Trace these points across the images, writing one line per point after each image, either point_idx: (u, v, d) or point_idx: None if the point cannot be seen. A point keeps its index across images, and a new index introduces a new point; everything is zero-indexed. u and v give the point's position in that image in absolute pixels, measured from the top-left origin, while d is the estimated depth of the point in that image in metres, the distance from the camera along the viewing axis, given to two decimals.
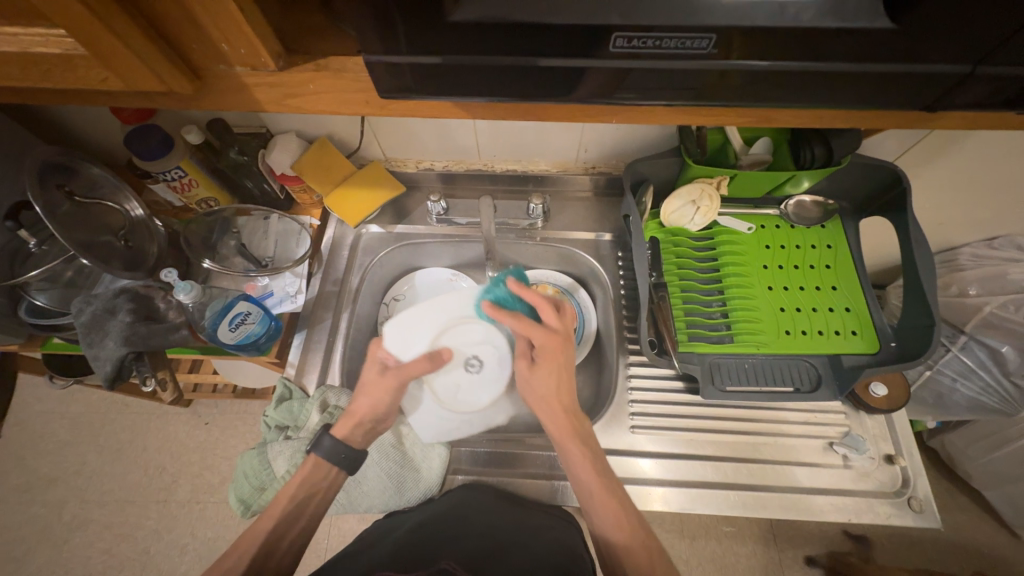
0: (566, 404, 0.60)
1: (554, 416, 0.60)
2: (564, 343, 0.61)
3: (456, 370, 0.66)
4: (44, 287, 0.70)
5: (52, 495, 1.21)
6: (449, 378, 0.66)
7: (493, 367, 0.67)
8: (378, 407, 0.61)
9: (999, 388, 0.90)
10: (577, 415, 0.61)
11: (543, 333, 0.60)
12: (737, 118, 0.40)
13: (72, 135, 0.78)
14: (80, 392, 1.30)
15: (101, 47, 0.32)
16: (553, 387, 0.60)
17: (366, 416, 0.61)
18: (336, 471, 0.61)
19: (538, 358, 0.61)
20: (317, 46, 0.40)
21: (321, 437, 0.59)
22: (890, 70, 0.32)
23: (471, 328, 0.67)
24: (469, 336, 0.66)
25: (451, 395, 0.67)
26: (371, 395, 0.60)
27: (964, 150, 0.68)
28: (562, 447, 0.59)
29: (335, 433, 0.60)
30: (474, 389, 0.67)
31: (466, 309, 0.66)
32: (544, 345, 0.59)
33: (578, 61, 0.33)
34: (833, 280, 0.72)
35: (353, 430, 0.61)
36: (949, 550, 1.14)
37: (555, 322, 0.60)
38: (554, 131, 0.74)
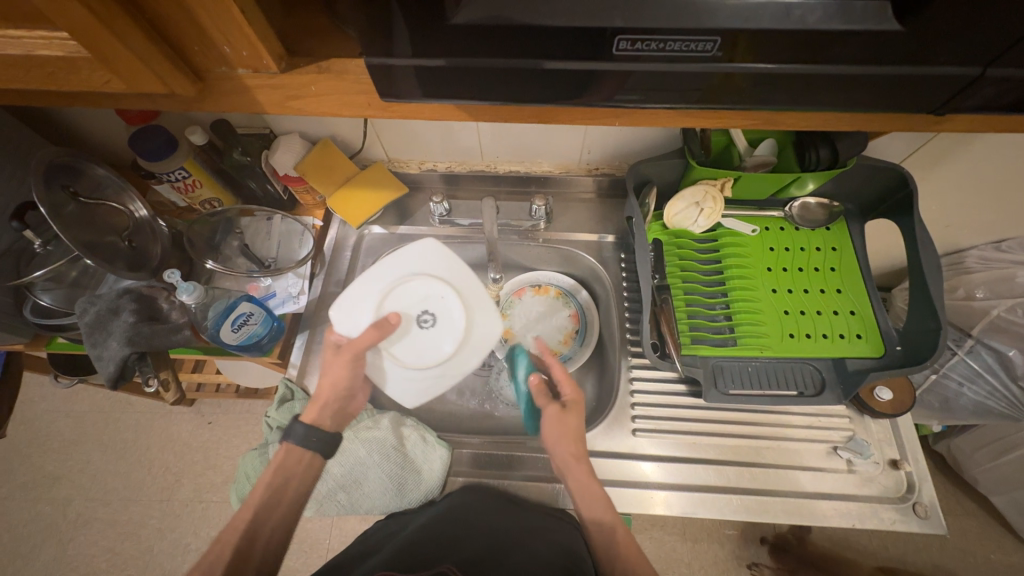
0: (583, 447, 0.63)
1: (575, 458, 0.62)
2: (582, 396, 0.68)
3: (410, 327, 0.66)
4: (50, 286, 0.70)
5: (57, 493, 1.22)
6: (406, 338, 0.66)
7: (448, 314, 0.67)
8: (340, 382, 0.64)
9: (1006, 393, 0.89)
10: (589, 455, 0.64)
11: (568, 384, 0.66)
12: (740, 121, 0.40)
13: (78, 136, 0.79)
14: (86, 391, 1.31)
15: (103, 50, 0.32)
16: (577, 433, 0.63)
17: (331, 396, 0.64)
18: (311, 455, 0.62)
19: (568, 406, 0.64)
20: (319, 48, 0.39)
21: (293, 424, 0.61)
22: (896, 73, 0.32)
23: (413, 283, 0.67)
24: (414, 292, 0.67)
25: (412, 355, 0.66)
26: (331, 372, 0.63)
27: (972, 152, 0.68)
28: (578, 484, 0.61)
29: (305, 418, 0.62)
30: (436, 343, 0.66)
31: (401, 269, 0.68)
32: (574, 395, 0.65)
33: (580, 63, 0.33)
34: (838, 283, 0.71)
35: (322, 412, 0.63)
36: (954, 556, 1.13)
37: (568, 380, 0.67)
38: (557, 133, 0.74)
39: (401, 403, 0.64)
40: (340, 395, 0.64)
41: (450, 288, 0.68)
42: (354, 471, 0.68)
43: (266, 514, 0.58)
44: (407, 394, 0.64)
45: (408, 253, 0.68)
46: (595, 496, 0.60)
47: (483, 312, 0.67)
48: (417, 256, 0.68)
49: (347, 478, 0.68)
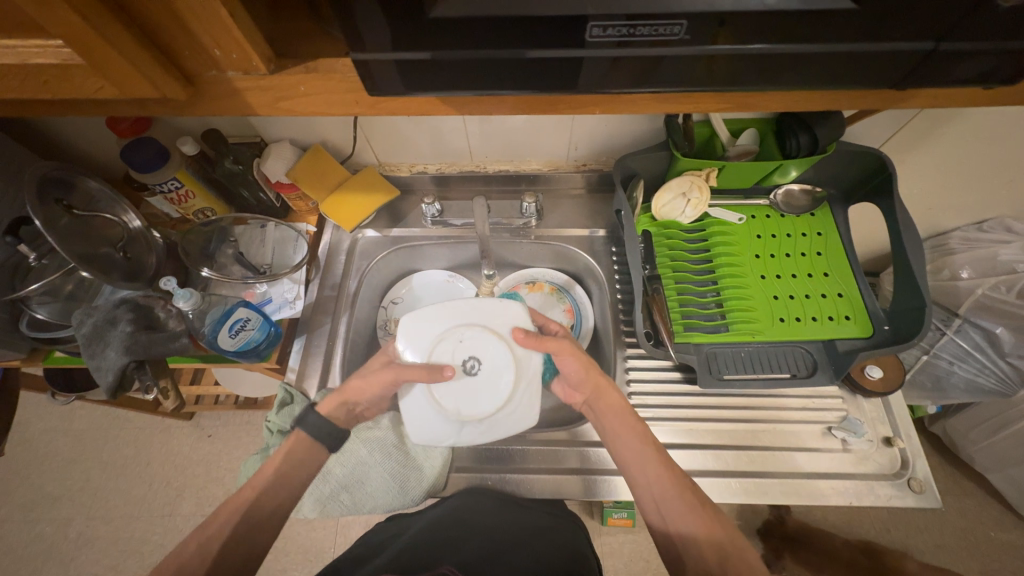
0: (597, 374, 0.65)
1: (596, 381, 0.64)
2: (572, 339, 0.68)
3: (463, 386, 0.61)
4: (45, 300, 0.70)
5: (56, 513, 1.20)
6: (466, 396, 0.61)
7: (487, 340, 0.62)
8: (367, 390, 0.63)
9: (995, 369, 0.91)
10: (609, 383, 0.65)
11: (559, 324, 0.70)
12: (715, 104, 0.42)
13: (70, 150, 0.79)
14: (83, 409, 1.30)
15: (96, 56, 0.33)
16: (590, 358, 0.65)
17: (354, 397, 0.64)
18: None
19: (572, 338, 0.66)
20: (304, 48, 0.41)
21: (305, 412, 0.62)
22: (855, 50, 0.34)
23: (437, 345, 0.62)
24: (443, 355, 0.62)
25: (482, 400, 0.61)
26: (365, 376, 0.63)
27: (948, 133, 0.69)
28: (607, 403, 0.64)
29: (319, 410, 0.63)
30: (495, 375, 0.61)
31: (413, 354, 0.62)
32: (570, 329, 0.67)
33: (556, 52, 0.34)
34: (824, 266, 0.73)
35: (338, 406, 0.64)
36: (955, 536, 1.14)
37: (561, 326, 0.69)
38: (545, 130, 0.76)
39: (527, 427, 0.61)
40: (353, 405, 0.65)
41: (466, 326, 0.63)
42: (354, 471, 0.69)
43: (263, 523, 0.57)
44: (523, 422, 0.61)
45: (405, 331, 0.63)
46: (620, 412, 0.63)
47: (508, 316, 0.64)
48: (415, 326, 0.63)
49: (348, 478, 0.68)
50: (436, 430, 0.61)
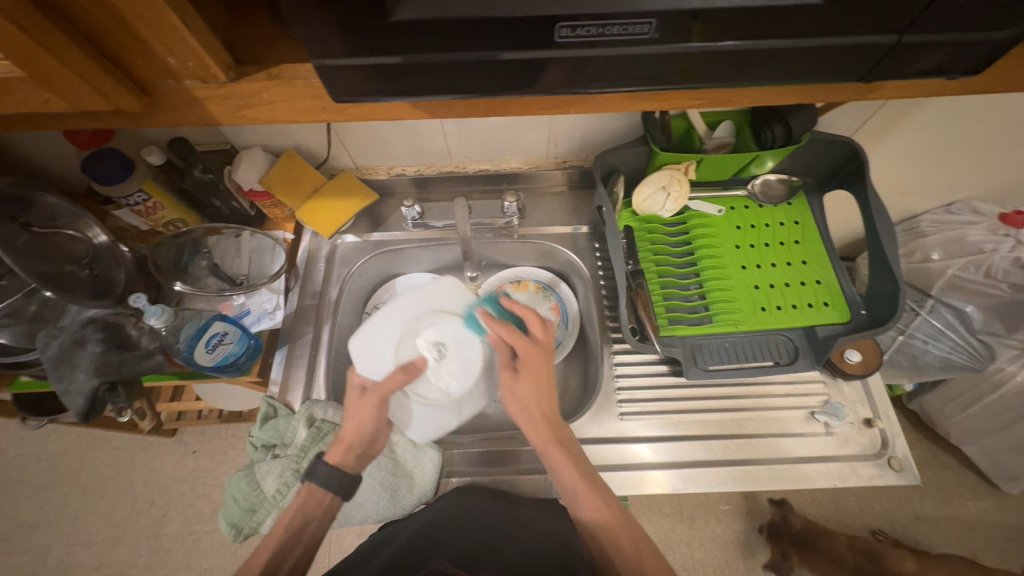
0: (548, 415, 0.59)
1: (537, 429, 0.59)
2: (546, 354, 0.61)
3: (435, 369, 0.65)
4: (7, 323, 0.67)
5: (35, 541, 1.16)
6: (443, 376, 0.65)
7: (440, 321, 0.67)
8: (365, 425, 0.61)
9: (967, 346, 0.95)
10: (558, 421, 0.60)
11: (544, 327, 0.62)
12: (689, 101, 0.42)
13: (28, 165, 0.76)
14: (57, 432, 1.25)
15: (35, 65, 0.31)
16: (536, 401, 0.59)
17: (356, 437, 0.61)
18: (329, 499, 0.61)
19: (520, 368, 0.60)
20: (269, 54, 0.39)
21: (315, 463, 0.60)
22: (823, 44, 0.34)
23: (398, 348, 0.66)
24: (410, 347, 0.66)
25: (457, 371, 0.66)
26: (354, 415, 0.60)
27: (916, 119, 0.71)
28: (546, 456, 0.58)
29: (329, 459, 0.61)
30: (461, 349, 0.66)
31: (382, 360, 0.65)
32: (527, 354, 0.60)
33: (527, 53, 0.34)
34: (802, 254, 0.74)
35: (346, 453, 0.61)
36: (934, 507, 1.19)
37: (544, 333, 0.62)
38: (524, 127, 0.75)
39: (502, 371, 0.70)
40: (359, 433, 0.61)
41: (416, 319, 0.68)
42: None
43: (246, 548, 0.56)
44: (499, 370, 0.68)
45: (363, 346, 0.65)
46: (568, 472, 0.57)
47: (446, 294, 0.69)
48: (368, 346, 0.65)
49: None
50: (439, 420, 0.65)
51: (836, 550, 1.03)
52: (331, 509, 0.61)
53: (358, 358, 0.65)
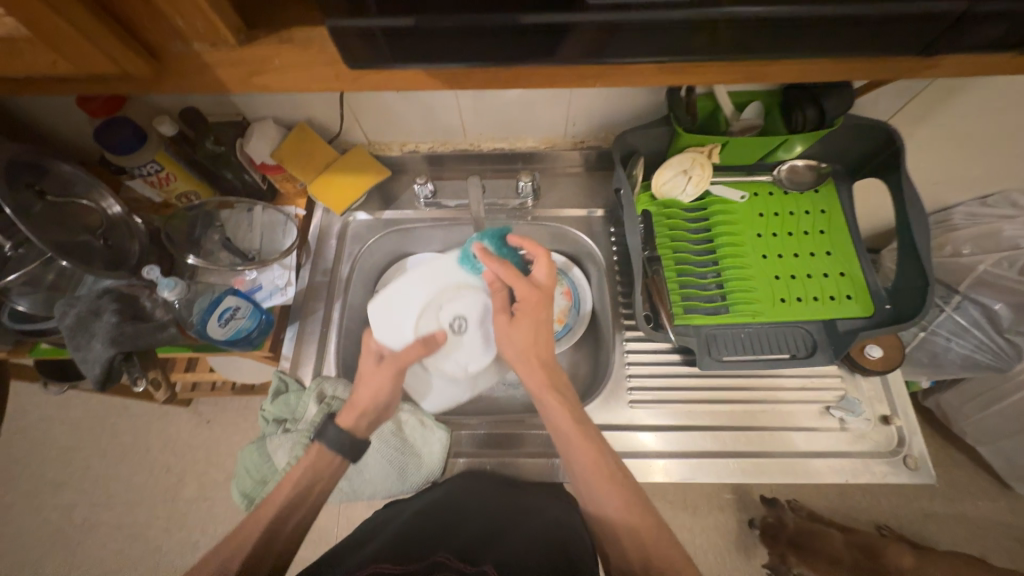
0: (542, 358, 0.62)
1: (530, 369, 0.61)
2: (543, 298, 0.63)
3: (453, 343, 0.71)
4: (26, 291, 0.68)
5: (60, 500, 1.21)
6: (460, 351, 0.71)
7: (462, 297, 0.72)
8: (381, 395, 0.64)
9: (993, 344, 0.90)
10: (554, 366, 0.62)
11: (548, 271, 0.64)
12: (723, 76, 0.39)
13: (43, 133, 0.76)
14: (79, 398, 1.30)
15: (41, 24, 0.30)
16: (529, 342, 0.62)
17: (371, 404, 0.64)
18: (339, 460, 0.62)
19: (517, 311, 0.63)
20: (280, 19, 0.38)
21: (325, 425, 0.61)
22: (867, 14, 0.32)
23: (418, 320, 0.70)
24: (430, 321, 0.71)
25: (472, 348, 0.71)
26: (369, 383, 0.64)
27: (959, 105, 0.67)
28: (540, 399, 0.60)
29: (340, 422, 0.62)
30: (478, 327, 0.71)
31: (402, 330, 0.70)
32: (524, 296, 0.63)
33: (557, 17, 0.33)
34: (827, 245, 0.71)
35: (359, 419, 0.63)
36: (943, 505, 1.18)
37: (545, 277, 0.64)
38: (542, 104, 0.72)
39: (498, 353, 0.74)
40: (377, 404, 0.64)
41: (438, 292, 0.72)
42: None
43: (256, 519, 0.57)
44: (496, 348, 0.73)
45: (386, 312, 0.71)
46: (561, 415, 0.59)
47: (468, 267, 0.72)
48: (391, 314, 0.71)
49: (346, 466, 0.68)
50: (453, 391, 0.72)
51: (834, 550, 1.02)
52: (340, 470, 0.62)
53: (379, 326, 0.70)
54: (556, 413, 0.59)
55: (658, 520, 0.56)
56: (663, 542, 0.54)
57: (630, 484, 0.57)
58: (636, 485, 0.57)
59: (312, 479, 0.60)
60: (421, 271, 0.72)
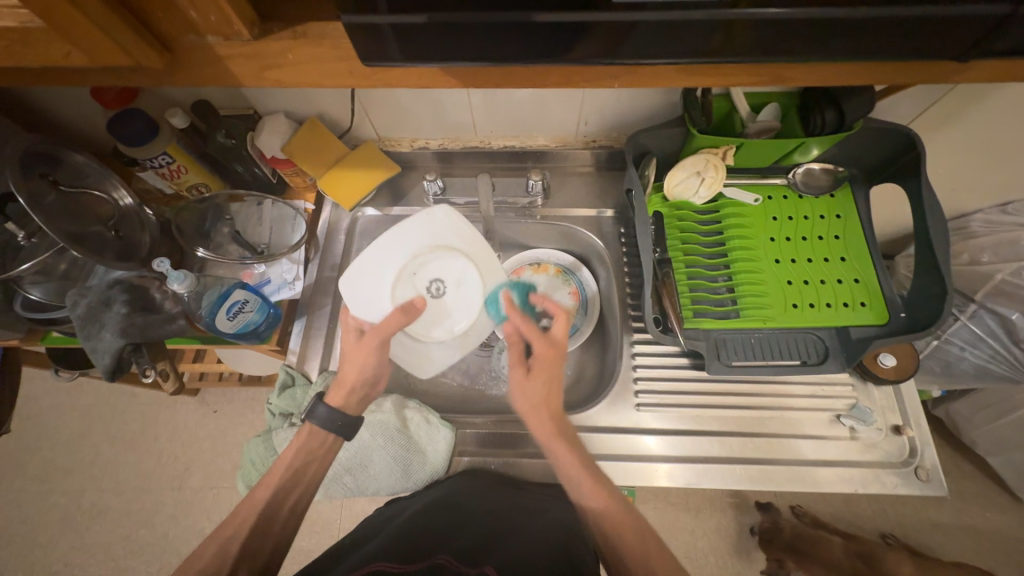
0: (554, 411, 0.61)
1: (541, 423, 0.60)
2: (559, 354, 0.63)
3: (433, 307, 0.65)
4: (38, 280, 0.69)
5: (70, 485, 1.23)
6: (443, 316, 0.65)
7: (440, 257, 0.65)
8: (366, 369, 0.62)
9: (1008, 355, 0.88)
10: (564, 419, 0.61)
11: (565, 327, 0.63)
12: (745, 78, 0.38)
13: (56, 123, 0.76)
14: (89, 385, 1.31)
15: (55, 15, 0.30)
16: (545, 396, 0.61)
17: (358, 382, 0.62)
18: (333, 439, 0.62)
19: (533, 367, 0.62)
20: (294, 14, 0.37)
21: (315, 405, 0.60)
22: (897, 16, 0.31)
23: (395, 288, 0.64)
24: (408, 287, 0.64)
25: (455, 310, 0.66)
26: (354, 360, 0.61)
27: (983, 110, 0.65)
28: (551, 453, 0.59)
29: (330, 401, 0.62)
30: (458, 289, 0.65)
31: (378, 301, 0.63)
32: (543, 353, 0.62)
33: (575, 15, 0.32)
34: (842, 251, 0.70)
35: (348, 397, 0.62)
36: (950, 515, 1.16)
37: (562, 333, 0.63)
38: (554, 103, 0.71)
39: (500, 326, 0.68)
40: (363, 381, 0.62)
41: (413, 257, 0.64)
42: (357, 454, 0.68)
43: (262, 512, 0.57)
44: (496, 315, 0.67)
45: (357, 284, 0.63)
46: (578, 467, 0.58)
47: (445, 228, 0.64)
48: (361, 286, 0.63)
49: (351, 461, 0.68)
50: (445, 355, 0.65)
51: (833, 558, 0.99)
52: (336, 447, 0.63)
53: (354, 300, 0.63)
54: (573, 470, 0.58)
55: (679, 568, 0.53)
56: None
57: (658, 551, 0.53)
58: (664, 549, 0.54)
59: (318, 473, 0.61)
60: (390, 234, 0.63)
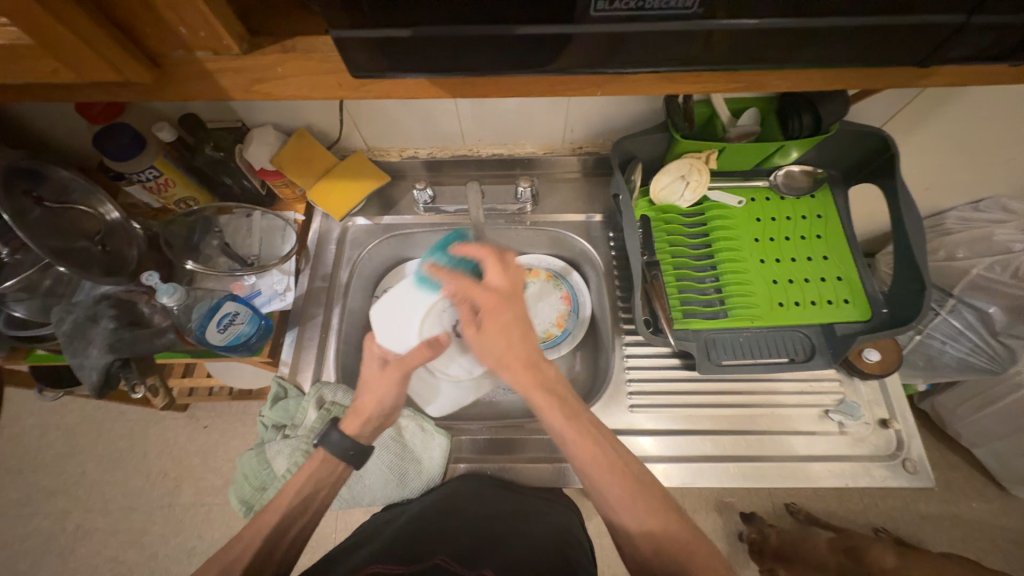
0: (525, 358, 0.54)
1: (513, 369, 0.54)
2: (507, 299, 0.56)
3: (456, 343, 0.68)
4: (21, 297, 0.67)
5: (53, 507, 1.20)
6: (465, 356, 0.70)
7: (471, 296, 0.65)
8: (385, 400, 0.61)
9: (987, 348, 0.92)
10: (539, 362, 0.54)
11: (501, 271, 0.56)
12: (723, 85, 0.40)
13: (40, 138, 0.76)
14: (73, 403, 1.28)
15: (45, 34, 0.31)
16: (502, 346, 0.55)
17: (375, 412, 0.61)
18: (343, 467, 0.61)
19: (482, 320, 0.56)
20: (283, 29, 0.38)
21: (328, 431, 0.59)
22: (861, 24, 0.33)
23: (423, 324, 0.63)
24: (435, 321, 0.65)
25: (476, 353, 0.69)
26: (375, 391, 0.60)
27: (951, 112, 0.68)
28: (530, 399, 0.54)
29: (344, 428, 0.60)
30: None
31: (404, 335, 0.62)
32: (486, 304, 0.55)
33: (558, 28, 0.33)
34: (824, 249, 0.72)
35: (363, 426, 0.61)
36: (940, 507, 1.18)
37: (497, 279, 0.56)
38: (540, 110, 0.73)
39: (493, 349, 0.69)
40: (381, 410, 0.61)
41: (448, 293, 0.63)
42: None
43: (255, 526, 0.56)
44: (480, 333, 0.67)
45: (387, 312, 0.63)
46: (558, 402, 0.53)
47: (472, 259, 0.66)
48: (392, 319, 0.63)
49: None
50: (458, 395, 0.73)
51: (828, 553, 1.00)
52: (343, 476, 0.62)
53: (380, 329, 0.63)
54: (545, 413, 0.53)
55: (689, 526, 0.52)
56: (674, 526, 0.51)
57: (639, 476, 0.53)
58: (644, 472, 0.54)
59: (309, 487, 0.59)
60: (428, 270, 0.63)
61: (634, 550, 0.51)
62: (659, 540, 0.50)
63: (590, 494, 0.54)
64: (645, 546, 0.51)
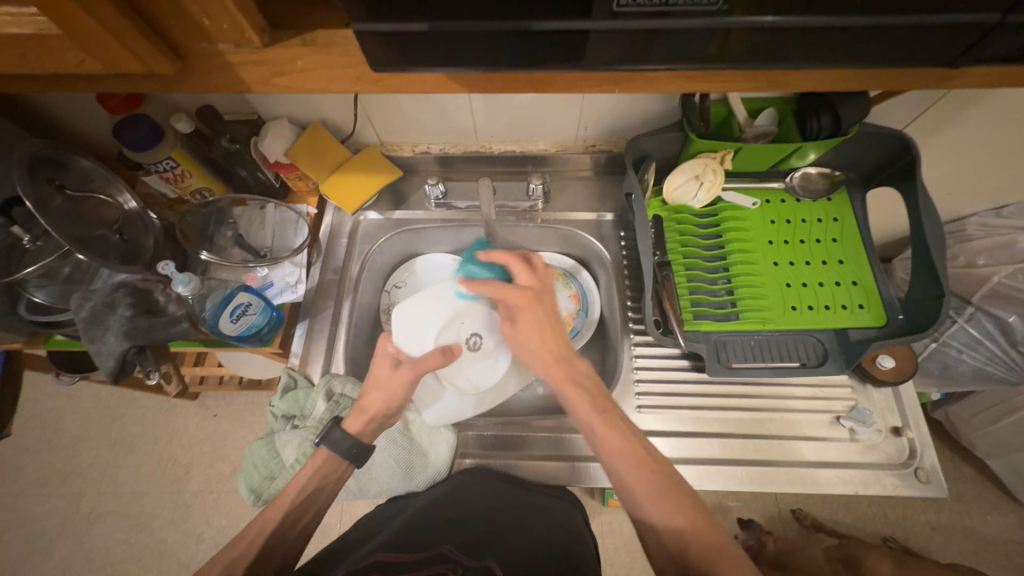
0: (559, 354, 0.62)
1: (552, 364, 0.61)
2: (537, 295, 0.65)
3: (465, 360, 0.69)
4: (43, 283, 0.69)
5: (68, 488, 1.23)
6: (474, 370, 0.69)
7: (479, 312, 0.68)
8: (392, 398, 0.62)
9: (1005, 358, 0.89)
10: (569, 359, 0.62)
11: (527, 272, 0.67)
12: (744, 83, 0.39)
13: (62, 128, 0.77)
14: (89, 388, 1.31)
15: (73, 26, 0.31)
16: (548, 331, 0.63)
17: (380, 410, 0.62)
18: (344, 467, 0.61)
19: (517, 317, 0.65)
20: (302, 24, 0.39)
21: (330, 429, 0.60)
22: (890, 22, 0.32)
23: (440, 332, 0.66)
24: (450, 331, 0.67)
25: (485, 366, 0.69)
26: (385, 388, 0.61)
27: (976, 114, 0.66)
28: (562, 393, 0.60)
29: (346, 426, 0.61)
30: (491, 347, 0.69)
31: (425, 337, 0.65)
32: (519, 301, 0.64)
33: (579, 24, 0.33)
34: (840, 253, 0.71)
35: (367, 425, 0.62)
36: (950, 518, 1.16)
37: (524, 277, 0.66)
38: (555, 107, 0.72)
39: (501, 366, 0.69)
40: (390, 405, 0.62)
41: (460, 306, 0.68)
42: None
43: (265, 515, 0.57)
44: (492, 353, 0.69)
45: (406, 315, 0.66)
46: (589, 389, 0.59)
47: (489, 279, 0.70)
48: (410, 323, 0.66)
49: None
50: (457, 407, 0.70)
51: None
52: (346, 475, 0.62)
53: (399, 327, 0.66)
54: (577, 405, 0.58)
55: (721, 530, 0.49)
56: (702, 525, 0.49)
57: (665, 472, 0.53)
58: (667, 466, 0.54)
59: (316, 479, 0.60)
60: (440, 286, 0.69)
61: (663, 554, 0.49)
62: (686, 538, 0.48)
63: (620, 497, 0.54)
64: (671, 546, 0.49)
